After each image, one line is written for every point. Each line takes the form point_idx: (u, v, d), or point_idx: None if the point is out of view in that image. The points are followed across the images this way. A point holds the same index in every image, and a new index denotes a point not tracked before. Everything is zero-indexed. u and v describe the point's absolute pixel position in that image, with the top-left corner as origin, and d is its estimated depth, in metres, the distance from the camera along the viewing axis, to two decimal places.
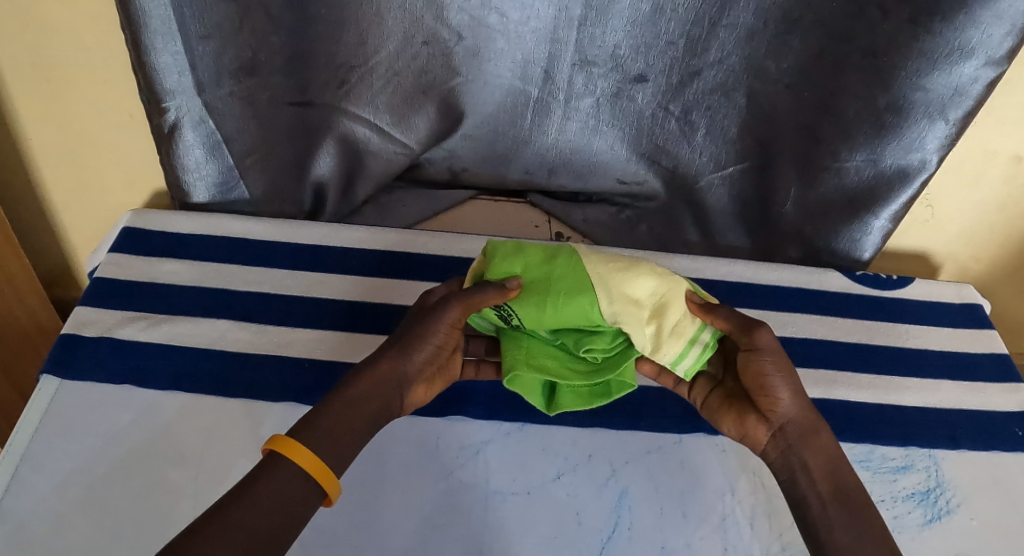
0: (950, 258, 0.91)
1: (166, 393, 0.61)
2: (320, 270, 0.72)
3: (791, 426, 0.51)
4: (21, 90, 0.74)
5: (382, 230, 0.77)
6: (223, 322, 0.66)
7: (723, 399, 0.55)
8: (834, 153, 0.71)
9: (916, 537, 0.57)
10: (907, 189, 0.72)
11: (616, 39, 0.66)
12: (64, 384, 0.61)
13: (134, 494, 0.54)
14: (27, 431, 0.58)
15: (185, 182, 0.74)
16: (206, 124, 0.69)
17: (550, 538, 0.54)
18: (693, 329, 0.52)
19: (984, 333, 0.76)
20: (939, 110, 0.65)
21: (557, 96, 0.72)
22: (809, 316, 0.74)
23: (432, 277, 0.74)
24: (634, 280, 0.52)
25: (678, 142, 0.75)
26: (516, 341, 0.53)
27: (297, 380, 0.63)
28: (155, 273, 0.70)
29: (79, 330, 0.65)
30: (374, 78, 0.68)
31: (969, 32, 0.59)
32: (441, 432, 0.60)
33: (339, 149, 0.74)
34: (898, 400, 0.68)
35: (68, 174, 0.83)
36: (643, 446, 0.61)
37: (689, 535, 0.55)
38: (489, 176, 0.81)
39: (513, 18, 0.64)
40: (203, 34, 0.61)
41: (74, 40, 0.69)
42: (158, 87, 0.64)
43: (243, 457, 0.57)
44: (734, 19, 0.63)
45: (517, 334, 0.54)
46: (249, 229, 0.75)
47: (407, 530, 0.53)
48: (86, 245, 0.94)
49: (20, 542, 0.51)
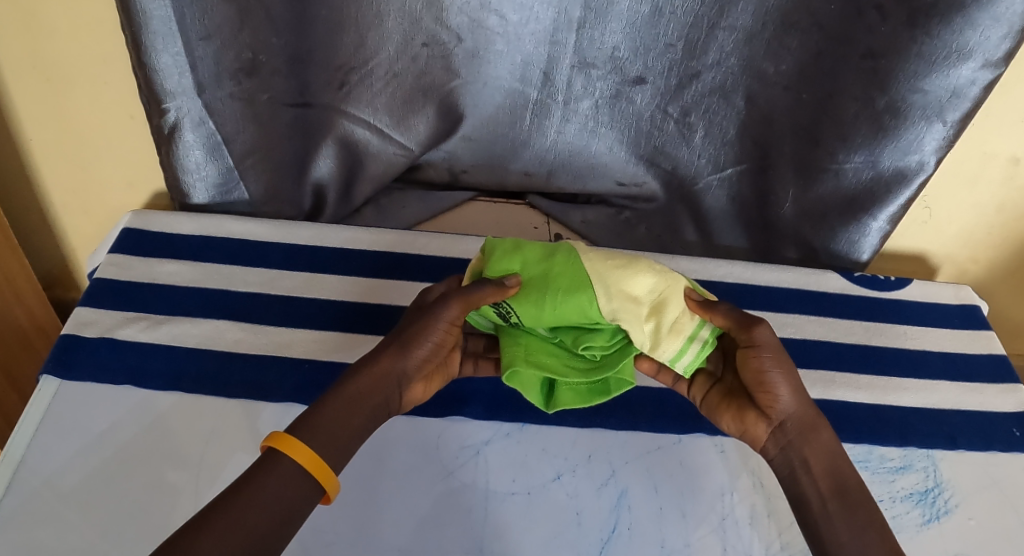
0: (948, 259, 0.91)
1: (167, 393, 0.61)
2: (321, 270, 0.73)
3: (791, 423, 0.52)
4: (20, 90, 0.74)
5: (382, 231, 0.77)
6: (223, 323, 0.67)
7: (722, 396, 0.55)
8: (833, 154, 0.71)
9: (915, 536, 0.57)
10: (906, 191, 0.73)
11: (615, 41, 0.66)
12: (64, 385, 0.61)
13: (134, 495, 0.54)
14: (27, 431, 0.58)
15: (184, 183, 0.74)
16: (205, 125, 0.69)
17: (551, 538, 0.54)
18: (692, 325, 0.53)
19: (981, 334, 0.77)
20: (937, 112, 0.65)
21: (556, 98, 0.72)
22: (808, 317, 0.75)
23: (432, 277, 0.74)
24: (633, 277, 0.52)
25: (677, 144, 0.75)
26: (515, 339, 0.53)
27: (297, 380, 0.63)
28: (155, 274, 0.70)
29: (79, 330, 0.65)
30: (374, 79, 0.68)
31: (967, 35, 0.59)
32: (441, 432, 0.60)
33: (339, 150, 0.74)
34: (896, 401, 0.68)
35: (66, 175, 0.83)
36: (642, 446, 0.61)
37: (689, 535, 0.55)
38: (489, 176, 0.81)
39: (513, 20, 0.65)
40: (204, 35, 0.60)
41: (74, 40, 0.69)
42: (158, 88, 0.64)
43: (241, 451, 0.58)
44: (733, 22, 0.64)
45: (516, 332, 0.54)
46: (248, 229, 0.75)
47: (407, 530, 0.53)
48: (85, 246, 0.94)
49: (20, 544, 0.51)
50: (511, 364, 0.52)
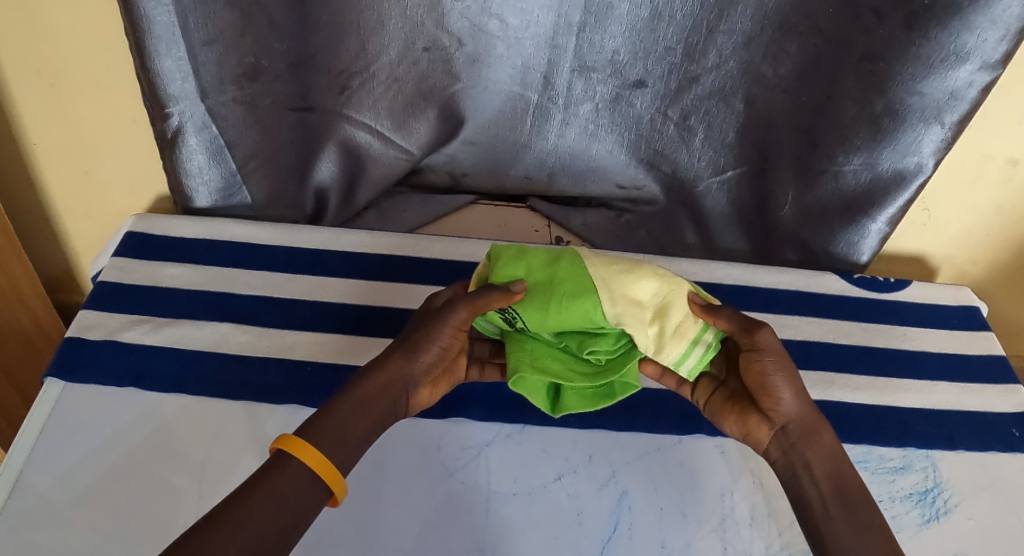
0: (947, 261, 0.92)
1: (170, 396, 0.62)
2: (322, 274, 0.73)
3: (793, 425, 0.52)
4: (24, 95, 0.75)
5: (383, 234, 0.78)
6: (226, 326, 0.67)
7: (725, 399, 0.55)
8: (832, 157, 0.71)
9: (914, 536, 0.57)
10: (905, 193, 0.73)
11: (615, 45, 0.67)
12: (68, 387, 0.61)
13: (138, 498, 0.54)
14: (31, 434, 0.58)
15: (187, 187, 0.74)
16: (208, 129, 0.69)
17: (551, 538, 0.54)
18: (695, 329, 0.53)
19: (980, 335, 0.77)
20: (935, 114, 0.66)
21: (556, 102, 0.73)
22: (807, 318, 0.75)
23: (433, 280, 0.74)
24: (636, 282, 0.52)
25: (676, 147, 0.76)
26: (521, 344, 0.54)
27: (299, 383, 0.63)
28: (158, 277, 0.71)
29: (83, 334, 0.65)
30: (375, 84, 0.69)
31: (964, 37, 0.59)
32: (443, 434, 0.60)
33: (340, 155, 0.75)
34: (895, 401, 0.68)
35: (70, 179, 0.84)
36: (643, 447, 0.61)
37: (689, 535, 0.55)
38: (489, 180, 0.82)
39: (513, 25, 0.65)
40: (207, 41, 0.61)
41: (77, 45, 0.70)
42: (161, 93, 0.65)
43: (246, 456, 0.58)
44: (731, 25, 0.64)
45: (522, 337, 0.54)
46: (251, 233, 0.75)
47: (408, 532, 0.53)
48: (88, 250, 0.94)
49: (25, 547, 0.51)
50: (517, 368, 0.52)
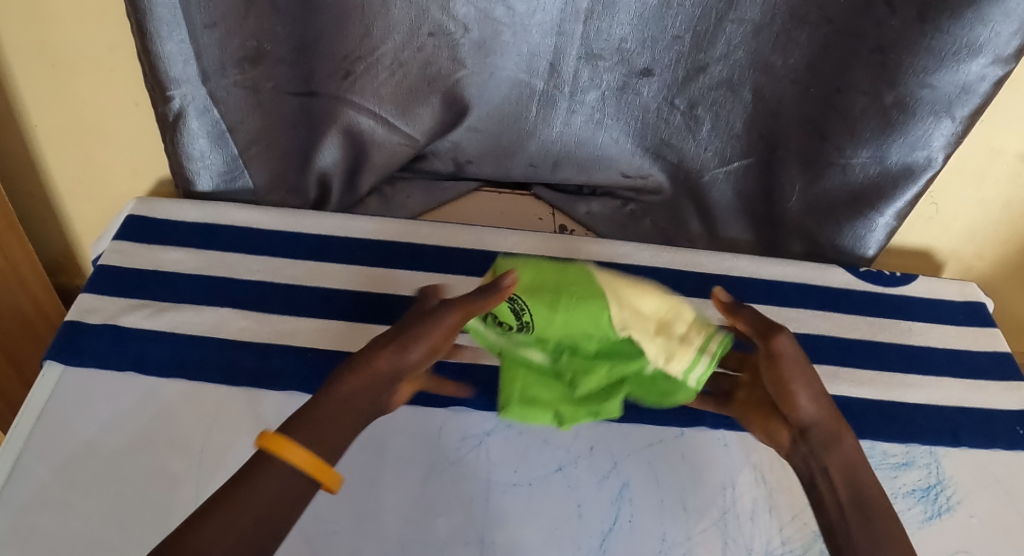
0: (954, 256, 0.91)
1: (170, 381, 0.61)
2: (325, 260, 0.72)
3: (814, 429, 0.51)
4: (26, 77, 0.74)
5: (387, 221, 0.77)
6: (226, 311, 0.67)
7: (753, 404, 0.55)
8: (840, 149, 0.70)
9: (915, 533, 0.57)
10: (914, 186, 0.72)
11: (622, 32, 0.66)
12: (68, 370, 0.61)
13: (136, 483, 0.54)
14: (30, 417, 0.58)
15: (189, 171, 0.74)
16: (210, 113, 0.68)
17: (551, 529, 0.54)
18: (701, 337, 0.51)
19: (986, 331, 0.77)
20: (946, 108, 0.64)
21: (562, 89, 0.72)
22: (813, 312, 0.74)
23: (435, 267, 0.73)
24: (642, 293, 0.51)
25: (683, 137, 0.75)
26: (512, 374, 0.55)
27: (301, 368, 0.63)
28: (159, 261, 0.70)
29: (83, 317, 0.65)
30: (379, 69, 0.68)
31: (977, 30, 0.58)
32: (444, 422, 0.60)
33: (343, 140, 0.74)
34: (899, 396, 0.68)
35: (71, 161, 0.83)
36: (645, 439, 0.61)
37: (689, 529, 0.55)
38: (494, 167, 0.81)
39: (519, 11, 0.64)
40: (209, 23, 0.60)
41: (79, 26, 0.69)
42: (163, 75, 0.64)
43: (245, 443, 0.57)
44: (742, 14, 0.64)
45: (513, 364, 0.55)
46: (253, 218, 0.75)
47: (407, 520, 0.53)
48: (90, 232, 0.94)
49: (22, 531, 0.51)
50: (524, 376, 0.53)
